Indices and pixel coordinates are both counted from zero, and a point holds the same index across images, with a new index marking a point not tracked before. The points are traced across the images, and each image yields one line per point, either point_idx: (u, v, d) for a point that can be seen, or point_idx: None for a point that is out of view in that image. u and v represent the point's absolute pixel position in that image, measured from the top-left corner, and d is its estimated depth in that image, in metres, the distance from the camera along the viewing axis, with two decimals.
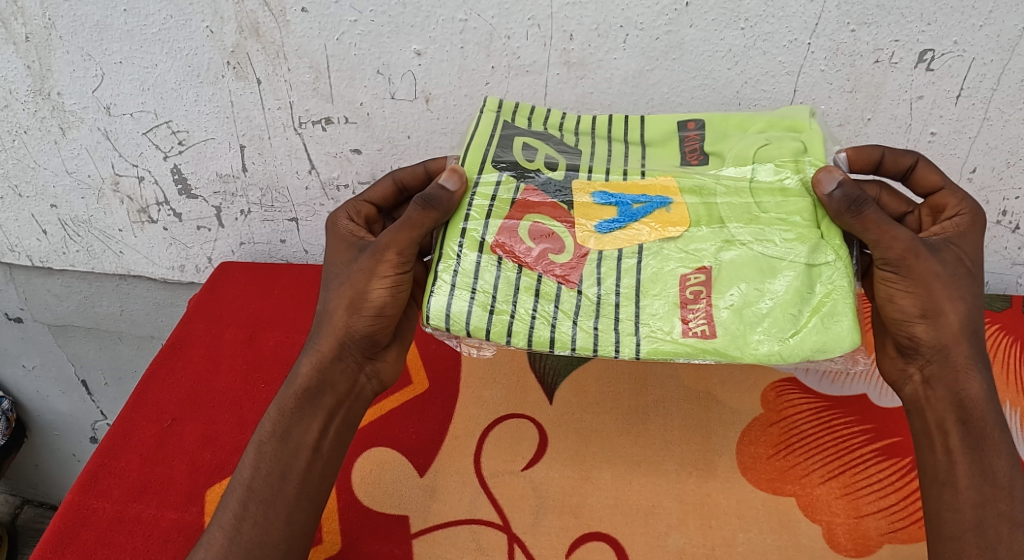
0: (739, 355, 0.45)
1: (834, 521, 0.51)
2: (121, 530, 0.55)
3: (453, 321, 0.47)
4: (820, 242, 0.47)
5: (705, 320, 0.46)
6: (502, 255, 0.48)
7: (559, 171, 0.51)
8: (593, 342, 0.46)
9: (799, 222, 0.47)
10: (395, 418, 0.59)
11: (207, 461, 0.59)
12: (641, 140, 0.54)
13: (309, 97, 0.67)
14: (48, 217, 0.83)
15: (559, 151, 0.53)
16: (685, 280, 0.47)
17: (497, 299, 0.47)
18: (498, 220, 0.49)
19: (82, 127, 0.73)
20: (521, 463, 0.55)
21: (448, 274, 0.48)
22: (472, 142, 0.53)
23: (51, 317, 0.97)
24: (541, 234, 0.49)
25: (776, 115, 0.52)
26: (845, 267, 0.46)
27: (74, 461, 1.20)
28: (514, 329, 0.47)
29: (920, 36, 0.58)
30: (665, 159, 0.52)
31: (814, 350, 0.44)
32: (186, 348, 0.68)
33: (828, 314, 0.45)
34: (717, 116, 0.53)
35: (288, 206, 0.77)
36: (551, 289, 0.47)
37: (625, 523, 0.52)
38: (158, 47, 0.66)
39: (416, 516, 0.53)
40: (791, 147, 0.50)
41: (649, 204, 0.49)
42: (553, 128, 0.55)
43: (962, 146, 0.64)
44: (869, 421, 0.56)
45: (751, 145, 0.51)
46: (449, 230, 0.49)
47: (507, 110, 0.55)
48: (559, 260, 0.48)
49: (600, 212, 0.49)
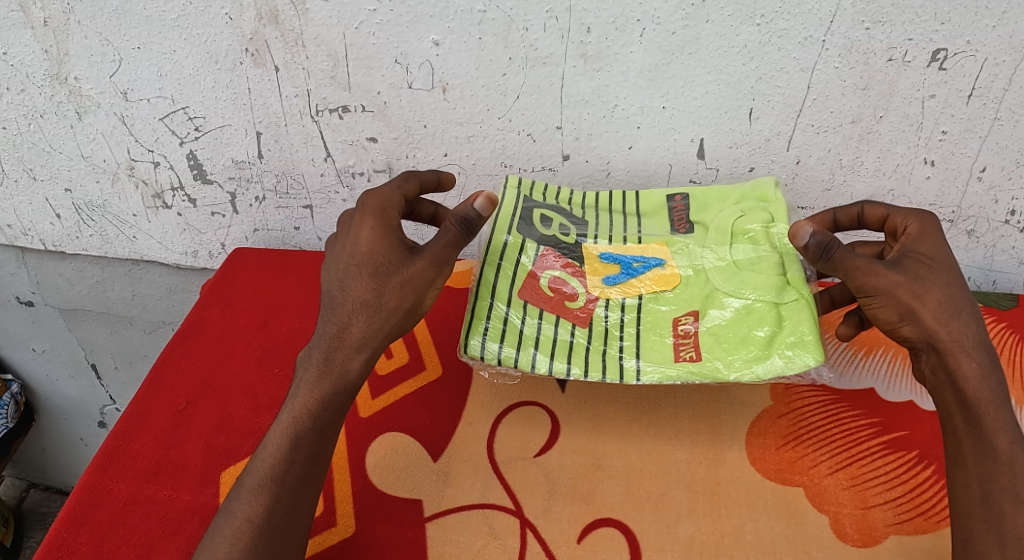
0: (719, 375, 0.52)
1: (841, 512, 0.52)
2: (136, 510, 0.56)
3: (487, 356, 0.53)
4: (787, 285, 0.55)
5: (692, 347, 0.54)
6: (527, 300, 0.56)
7: (571, 237, 0.61)
8: (603, 370, 0.54)
9: (766, 266, 0.57)
10: (409, 404, 0.60)
11: (222, 444, 0.60)
12: (637, 212, 0.63)
13: (327, 85, 0.68)
14: (62, 201, 0.84)
15: (571, 222, 0.62)
16: (676, 322, 0.55)
17: (523, 336, 0.54)
18: (523, 275, 0.58)
19: (98, 111, 0.74)
20: (534, 450, 0.56)
21: (483, 320, 0.55)
22: (498, 216, 0.60)
23: (62, 301, 0.97)
24: (557, 283, 0.58)
25: (747, 188, 0.60)
26: (807, 302, 0.54)
27: (81, 445, 1.21)
28: (538, 364, 0.53)
29: (933, 35, 0.58)
30: (657, 227, 0.62)
31: (784, 367, 0.51)
32: (201, 332, 0.69)
33: (790, 331, 0.52)
34: (700, 190, 0.62)
35: (303, 193, 0.78)
36: (568, 333, 0.55)
37: (636, 511, 0.52)
38: (176, 33, 0.67)
39: (430, 501, 0.53)
40: (760, 218, 0.59)
41: (646, 264, 0.59)
42: (567, 203, 0.64)
43: (972, 145, 0.64)
44: (877, 415, 0.58)
45: (729, 217, 0.60)
46: (482, 291, 0.56)
47: (528, 187, 0.63)
48: (573, 305, 0.57)
49: (605, 269, 0.59)
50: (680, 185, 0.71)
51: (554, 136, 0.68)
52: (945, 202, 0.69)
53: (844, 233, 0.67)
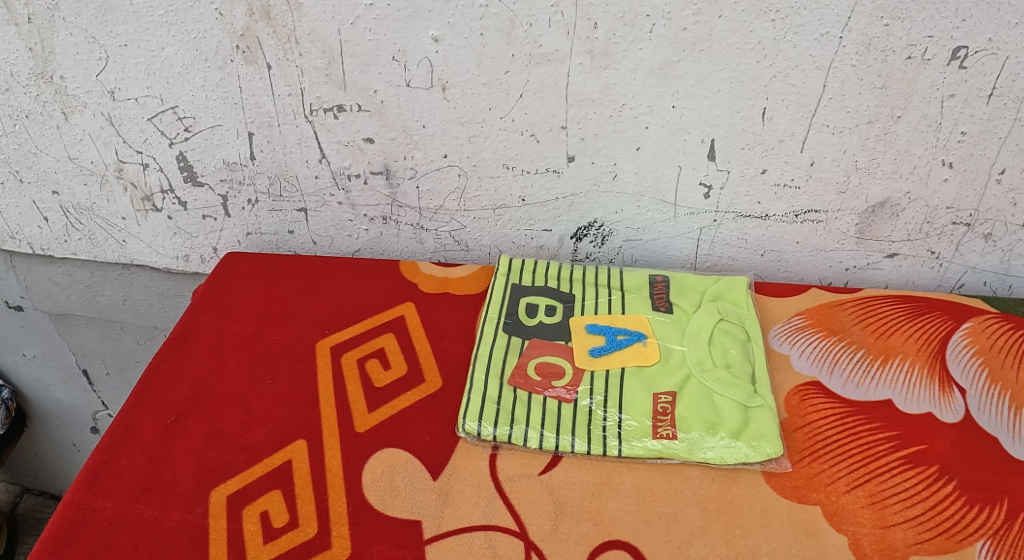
0: (688, 455, 0.53)
1: (860, 532, 0.49)
2: (123, 531, 0.52)
3: (481, 428, 0.55)
4: (754, 393, 0.57)
5: (670, 427, 0.55)
6: (517, 387, 0.58)
7: (558, 313, 0.65)
8: (589, 442, 0.54)
9: (740, 372, 0.59)
10: (408, 418, 0.58)
11: (213, 460, 0.56)
12: (621, 285, 0.68)
13: (321, 83, 0.65)
14: (49, 204, 0.81)
15: (558, 297, 0.67)
16: (657, 400, 0.57)
17: (515, 415, 0.56)
18: (513, 360, 0.60)
19: (85, 111, 0.71)
20: (539, 467, 0.54)
21: (477, 398, 0.57)
22: (491, 299, 0.67)
23: (53, 305, 0.95)
24: (545, 372, 0.59)
25: (723, 285, 0.67)
26: (773, 409, 0.55)
27: (74, 450, 1.19)
28: (528, 434, 0.55)
29: (955, 32, 0.55)
30: (640, 305, 0.66)
31: (748, 453, 0.53)
32: (192, 340, 0.66)
33: (756, 433, 0.54)
34: (678, 277, 0.69)
35: (296, 196, 0.75)
36: (555, 406, 0.57)
37: (646, 532, 0.49)
38: (165, 29, 0.64)
39: (430, 521, 0.50)
40: (737, 318, 0.64)
41: (630, 336, 0.62)
42: (554, 278, 0.69)
43: (992, 146, 0.61)
44: (896, 428, 0.55)
45: (709, 317, 0.63)
46: (470, 409, 0.56)
47: (517, 270, 0.70)
48: (560, 384, 0.58)
49: (592, 340, 0.62)
50: (689, 188, 0.68)
51: (558, 136, 0.66)
52: (962, 206, 0.66)
53: (827, 294, 0.69)
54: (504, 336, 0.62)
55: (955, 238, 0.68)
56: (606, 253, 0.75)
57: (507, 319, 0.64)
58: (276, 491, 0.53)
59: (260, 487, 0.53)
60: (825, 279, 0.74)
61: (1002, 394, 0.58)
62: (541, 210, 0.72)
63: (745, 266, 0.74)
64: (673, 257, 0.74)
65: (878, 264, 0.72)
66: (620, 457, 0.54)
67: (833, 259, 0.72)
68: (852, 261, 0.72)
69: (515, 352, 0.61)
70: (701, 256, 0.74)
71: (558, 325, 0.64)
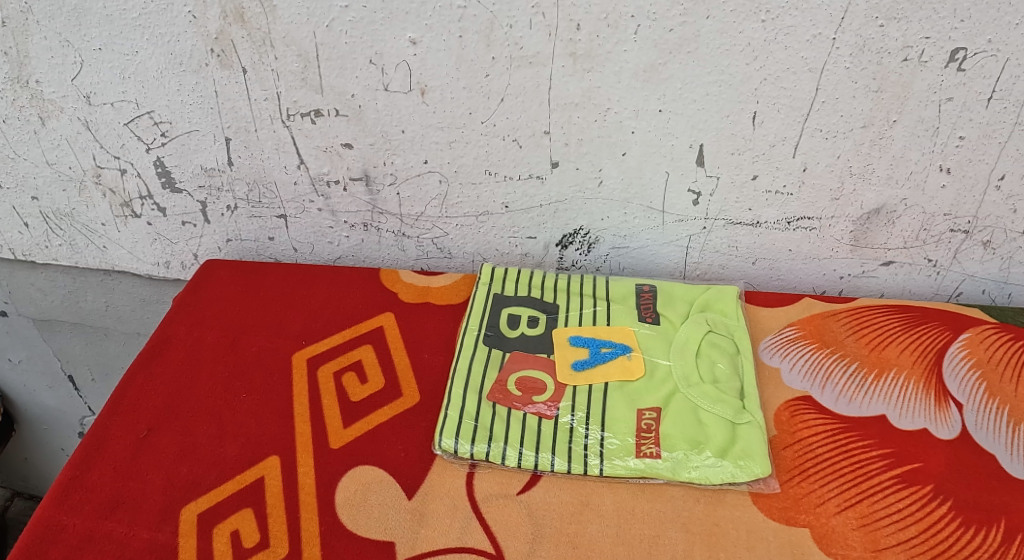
0: (672, 475, 0.51)
1: (850, 555, 0.47)
2: (90, 550, 0.50)
3: (457, 445, 0.53)
4: (742, 408, 0.55)
5: (654, 444, 0.53)
6: (496, 402, 0.56)
7: (541, 324, 0.64)
8: (569, 461, 0.52)
9: (728, 387, 0.57)
10: (384, 434, 0.56)
11: (183, 476, 0.54)
12: (606, 295, 0.66)
13: (298, 87, 0.63)
14: (29, 209, 0.79)
15: (541, 307, 0.65)
16: (641, 416, 0.55)
17: (493, 432, 0.54)
18: (493, 374, 0.59)
19: (61, 116, 0.69)
20: (517, 487, 0.52)
21: (454, 413, 0.55)
22: (472, 309, 0.65)
23: (36, 311, 0.93)
24: (525, 387, 0.58)
25: (712, 295, 0.65)
26: (761, 426, 0.54)
27: (63, 455, 1.18)
28: (507, 452, 0.53)
29: (952, 33, 0.53)
30: (625, 315, 0.64)
31: (734, 473, 0.51)
32: (167, 351, 0.64)
33: (744, 451, 0.52)
34: (666, 287, 0.67)
35: (276, 202, 0.73)
36: (535, 423, 0.55)
37: (627, 555, 0.47)
38: (138, 32, 0.62)
39: (403, 543, 0.49)
40: (724, 330, 0.62)
41: (614, 349, 0.60)
42: (538, 288, 0.67)
43: (991, 151, 0.59)
44: (889, 445, 0.53)
45: (696, 329, 0.62)
46: (446, 425, 0.54)
47: (500, 279, 0.68)
48: (540, 399, 0.57)
49: (574, 352, 0.60)
50: (678, 195, 0.66)
51: (541, 141, 0.64)
52: (960, 212, 0.64)
53: (819, 304, 0.67)
54: (484, 349, 0.61)
55: (953, 246, 0.66)
56: (592, 260, 0.73)
57: (488, 330, 0.63)
58: (247, 509, 0.51)
59: (230, 505, 0.52)
60: (818, 287, 0.72)
61: (999, 409, 0.56)
62: (525, 217, 0.70)
63: (735, 274, 0.72)
64: (661, 264, 0.72)
65: (874, 272, 0.70)
66: (602, 476, 0.52)
67: (827, 267, 0.70)
68: (846, 269, 0.70)
69: (495, 366, 0.59)
70: (691, 263, 0.72)
71: (541, 337, 0.63)
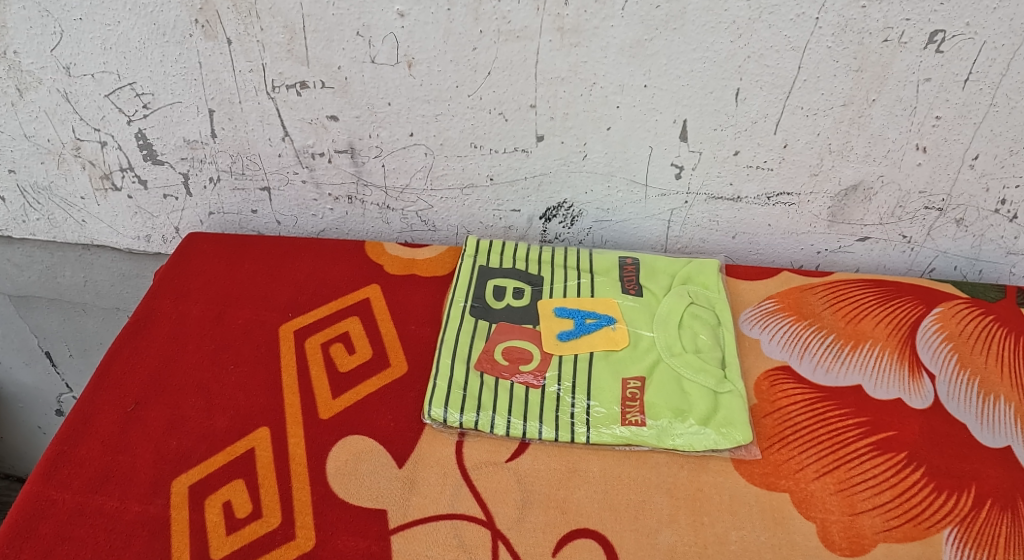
0: (656, 443, 0.53)
1: (828, 519, 0.49)
2: (82, 523, 0.49)
3: (447, 414, 0.54)
4: (724, 378, 0.57)
5: (639, 412, 0.55)
6: (484, 372, 0.57)
7: (526, 296, 0.65)
8: (556, 429, 0.54)
9: (709, 357, 0.58)
10: (373, 403, 0.57)
11: (174, 449, 0.54)
12: (590, 269, 0.67)
13: (283, 59, 0.63)
14: (5, 183, 0.78)
15: (526, 279, 0.66)
16: (625, 385, 0.57)
17: (481, 401, 0.55)
18: (480, 346, 0.59)
19: (40, 88, 0.68)
20: (505, 455, 0.53)
21: (443, 383, 0.56)
22: (458, 281, 0.65)
23: (12, 286, 0.92)
24: (512, 357, 0.59)
25: (693, 268, 0.66)
26: (741, 395, 0.55)
27: (40, 433, 1.17)
28: (495, 421, 0.54)
29: (932, 15, 0.54)
30: (609, 288, 0.65)
31: (717, 440, 0.52)
32: (153, 324, 0.64)
33: (727, 419, 0.53)
34: (648, 260, 0.68)
35: (259, 174, 0.73)
36: (522, 392, 0.56)
37: (614, 520, 0.49)
38: (120, 2, 0.61)
39: (394, 511, 0.49)
40: (705, 302, 0.63)
41: (599, 320, 0.62)
42: (523, 260, 0.68)
43: (966, 131, 0.61)
44: (865, 414, 0.55)
45: (678, 301, 0.63)
46: (436, 395, 0.55)
47: (485, 251, 0.68)
48: (526, 369, 0.58)
49: (560, 324, 0.61)
50: (660, 169, 0.67)
51: (526, 115, 0.64)
52: (934, 190, 0.66)
53: (796, 278, 0.69)
54: (471, 321, 0.61)
55: (927, 223, 0.68)
56: (575, 233, 0.74)
57: (474, 302, 0.63)
58: (239, 480, 0.52)
59: (222, 477, 0.52)
60: (796, 262, 0.74)
61: (970, 380, 0.59)
62: (510, 190, 0.70)
63: (715, 248, 0.73)
64: (644, 238, 0.73)
65: (850, 247, 0.72)
66: (588, 443, 0.53)
67: (805, 241, 0.72)
68: (823, 244, 0.72)
69: (481, 337, 0.60)
70: (672, 237, 0.73)
71: (526, 308, 0.63)
